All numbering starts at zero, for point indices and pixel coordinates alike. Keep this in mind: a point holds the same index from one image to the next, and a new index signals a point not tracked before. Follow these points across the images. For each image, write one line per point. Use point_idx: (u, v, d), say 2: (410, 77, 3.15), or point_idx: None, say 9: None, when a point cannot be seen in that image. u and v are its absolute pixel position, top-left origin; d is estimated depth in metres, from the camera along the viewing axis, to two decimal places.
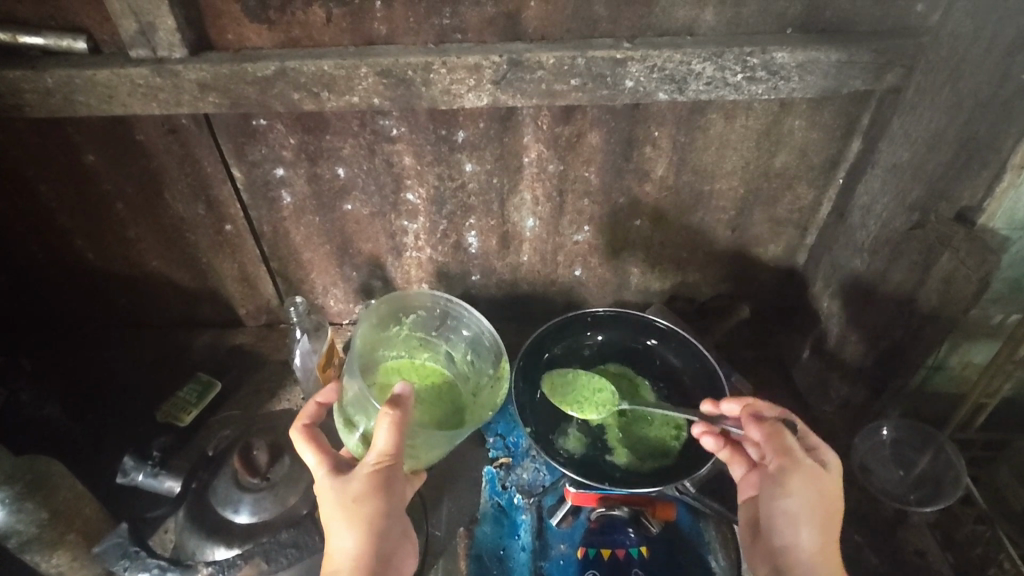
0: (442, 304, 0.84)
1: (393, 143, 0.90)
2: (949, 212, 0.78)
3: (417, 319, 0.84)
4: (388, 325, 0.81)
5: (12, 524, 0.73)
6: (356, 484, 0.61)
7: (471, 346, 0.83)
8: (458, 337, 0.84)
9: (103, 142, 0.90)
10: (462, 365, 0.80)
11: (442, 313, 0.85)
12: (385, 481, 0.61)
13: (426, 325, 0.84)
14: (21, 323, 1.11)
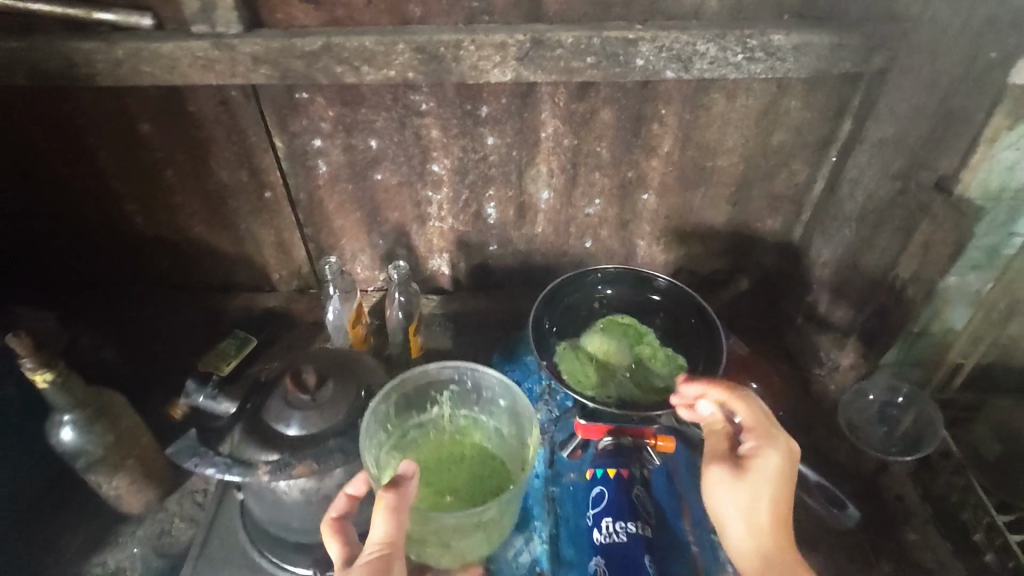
0: (469, 376, 0.81)
1: (422, 117, 0.99)
2: (929, 179, 0.85)
3: (454, 396, 0.83)
4: (427, 407, 0.82)
5: (82, 444, 0.82)
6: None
7: (508, 416, 0.81)
8: (495, 410, 0.81)
9: (160, 112, 0.99)
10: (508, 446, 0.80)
11: (472, 386, 0.82)
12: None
13: (464, 401, 0.83)
14: (69, 280, 1.19)
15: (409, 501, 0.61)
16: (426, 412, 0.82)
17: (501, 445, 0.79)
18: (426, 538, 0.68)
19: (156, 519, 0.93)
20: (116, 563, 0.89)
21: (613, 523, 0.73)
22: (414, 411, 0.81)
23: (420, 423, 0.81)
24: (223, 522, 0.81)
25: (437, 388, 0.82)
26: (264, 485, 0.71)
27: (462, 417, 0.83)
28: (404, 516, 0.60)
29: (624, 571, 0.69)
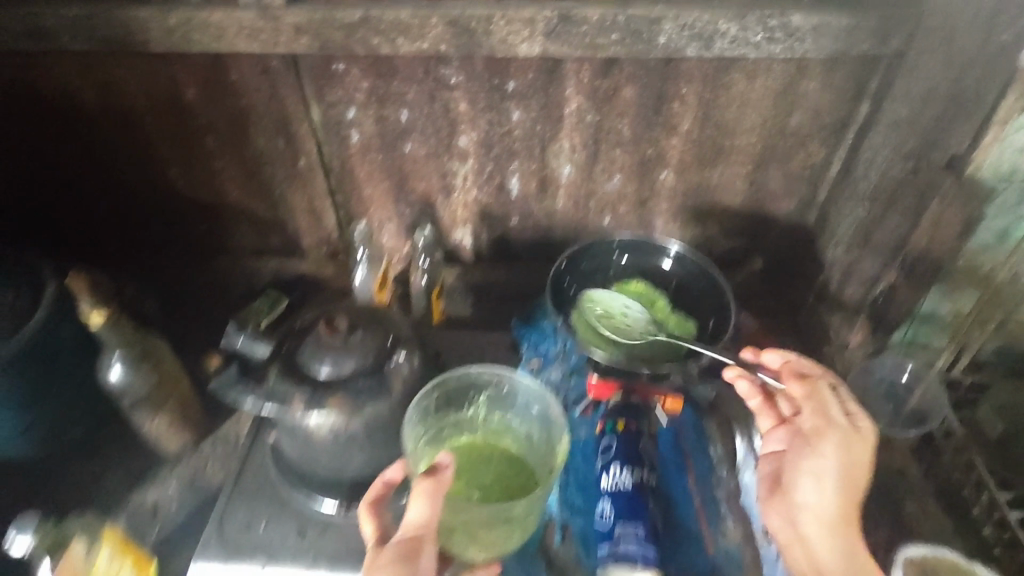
0: (506, 379, 0.82)
1: (451, 90, 1.04)
2: (940, 159, 0.87)
3: (490, 399, 0.82)
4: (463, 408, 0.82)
5: (129, 382, 0.89)
6: (387, 555, 0.63)
7: (543, 422, 0.80)
8: (530, 415, 0.81)
9: (206, 80, 1.03)
10: (540, 450, 0.77)
11: (509, 391, 0.82)
12: (414, 555, 0.63)
13: (500, 405, 0.82)
14: (111, 241, 1.24)
15: (444, 488, 0.66)
16: (461, 413, 0.81)
17: (534, 449, 0.77)
18: (455, 528, 0.69)
19: (191, 462, 1.00)
20: (154, 499, 0.95)
21: (621, 470, 0.78)
22: (450, 411, 0.81)
23: (455, 422, 0.80)
24: (255, 460, 0.87)
25: (475, 390, 0.82)
26: (297, 424, 0.76)
27: (497, 420, 0.81)
28: (440, 501, 0.64)
29: (630, 513, 0.74)
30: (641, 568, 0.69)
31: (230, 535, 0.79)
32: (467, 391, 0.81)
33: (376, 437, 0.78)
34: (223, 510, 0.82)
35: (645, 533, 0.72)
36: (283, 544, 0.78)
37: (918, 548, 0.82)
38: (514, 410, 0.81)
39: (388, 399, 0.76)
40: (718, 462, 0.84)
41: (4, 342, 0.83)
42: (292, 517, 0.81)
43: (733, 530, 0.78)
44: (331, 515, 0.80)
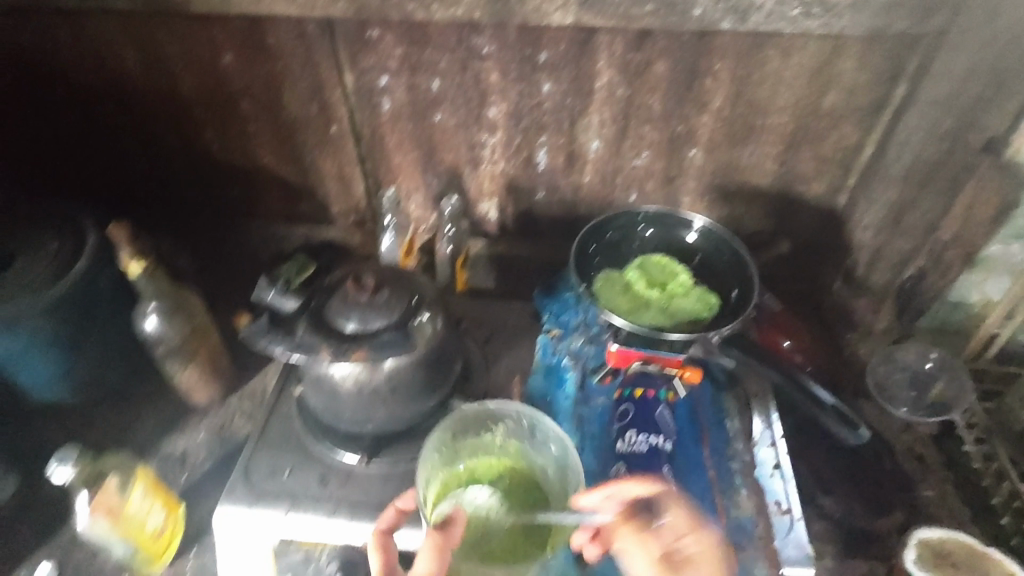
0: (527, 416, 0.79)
1: (483, 60, 1.04)
2: (978, 141, 0.87)
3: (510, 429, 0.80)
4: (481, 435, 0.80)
5: (163, 332, 0.93)
6: None
7: (560, 460, 0.77)
8: (547, 452, 0.78)
9: (243, 44, 1.04)
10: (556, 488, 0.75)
11: (529, 424, 0.79)
12: None
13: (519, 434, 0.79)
14: (147, 200, 1.27)
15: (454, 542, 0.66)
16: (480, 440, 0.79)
17: (549, 486, 0.74)
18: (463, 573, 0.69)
19: (218, 413, 1.03)
20: (183, 447, 0.99)
21: (637, 437, 0.85)
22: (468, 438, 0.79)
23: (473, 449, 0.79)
24: (280, 411, 0.89)
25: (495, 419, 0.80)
26: (321, 373, 0.79)
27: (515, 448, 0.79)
28: (448, 556, 0.64)
29: (644, 475, 0.81)
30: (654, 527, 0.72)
31: (254, 481, 0.81)
32: (486, 421, 0.79)
33: (399, 393, 0.80)
34: (249, 457, 0.84)
35: None
36: (305, 492, 0.80)
37: (934, 530, 0.84)
38: (532, 443, 0.78)
39: (412, 356, 0.78)
40: (735, 435, 0.85)
41: (46, 289, 0.86)
42: (314, 467, 0.83)
43: (746, 500, 0.79)
44: (352, 466, 0.83)
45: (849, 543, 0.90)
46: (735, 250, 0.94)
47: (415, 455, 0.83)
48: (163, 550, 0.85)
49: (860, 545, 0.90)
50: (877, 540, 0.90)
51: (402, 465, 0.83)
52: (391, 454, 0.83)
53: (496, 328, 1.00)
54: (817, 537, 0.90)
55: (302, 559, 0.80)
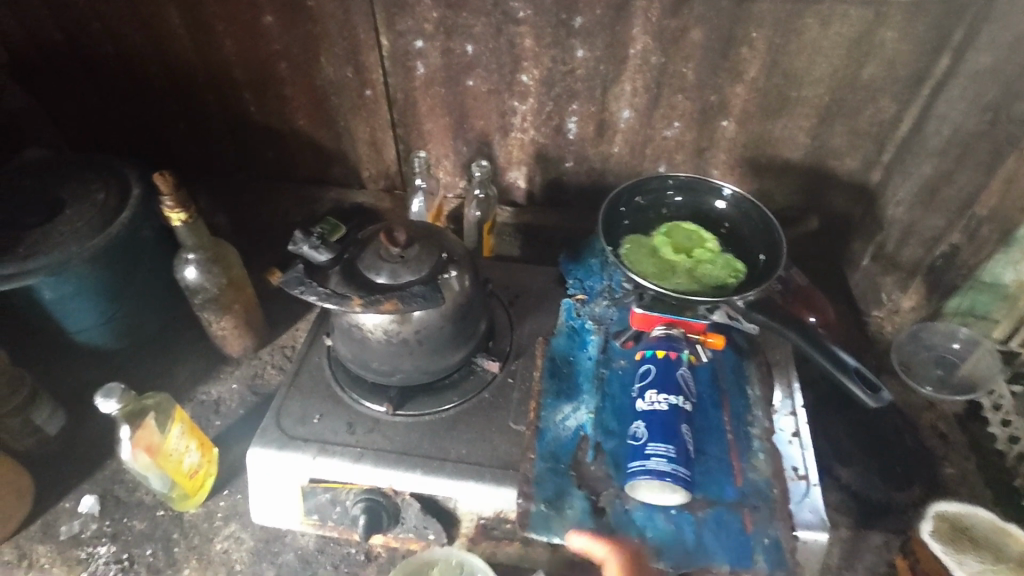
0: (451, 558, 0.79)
1: (518, 25, 1.04)
2: (1021, 111, 0.84)
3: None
4: None
5: (201, 282, 0.96)
6: None
7: None
8: None
9: (283, 5, 1.05)
10: None
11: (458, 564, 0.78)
12: None
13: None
14: (187, 159, 1.31)
15: None
16: None
17: None
18: None
19: (251, 364, 1.07)
20: (217, 395, 1.03)
21: (658, 395, 0.79)
22: None
23: None
24: (311, 361, 0.93)
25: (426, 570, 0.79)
26: (353, 323, 0.81)
27: None
28: None
29: (662, 434, 0.75)
30: (669, 483, 0.72)
31: (285, 424, 0.84)
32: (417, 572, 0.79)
33: (427, 344, 0.83)
34: (281, 403, 0.87)
35: (676, 454, 0.73)
36: (334, 437, 0.83)
37: (949, 505, 0.86)
38: None
39: (439, 308, 0.80)
40: (754, 401, 0.85)
41: (93, 237, 0.89)
42: (342, 414, 0.86)
43: (763, 464, 0.79)
44: (379, 415, 0.85)
45: (866, 515, 0.89)
46: (764, 218, 0.94)
47: (439, 408, 0.86)
48: (196, 488, 0.90)
49: (878, 517, 0.90)
50: (895, 513, 0.90)
51: (427, 416, 0.85)
52: (416, 406, 0.86)
53: (520, 291, 1.02)
54: (834, 508, 0.90)
55: (329, 500, 0.81)
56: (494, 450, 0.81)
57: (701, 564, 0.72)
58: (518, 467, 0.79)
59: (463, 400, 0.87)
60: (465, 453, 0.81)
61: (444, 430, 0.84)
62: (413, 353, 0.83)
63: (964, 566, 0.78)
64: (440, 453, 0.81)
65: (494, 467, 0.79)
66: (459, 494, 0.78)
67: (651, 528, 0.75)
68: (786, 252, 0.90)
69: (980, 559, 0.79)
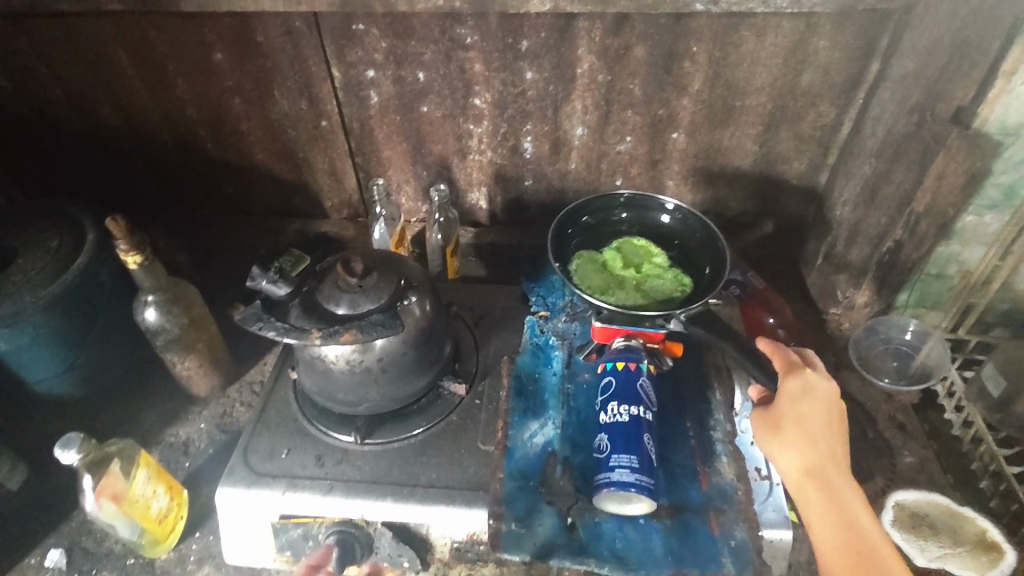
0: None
1: (466, 50, 1.05)
2: (945, 112, 0.88)
3: None
4: None
5: (162, 323, 0.96)
6: None
7: None
8: None
9: (232, 42, 1.06)
10: None
11: None
12: None
13: None
14: (146, 197, 1.30)
15: None
16: None
17: None
18: None
19: (219, 403, 1.06)
20: (185, 435, 1.02)
21: (619, 406, 0.80)
22: None
23: None
24: (277, 396, 0.93)
25: None
26: (316, 355, 0.81)
27: None
28: None
29: (624, 445, 0.76)
30: (634, 493, 0.73)
31: (252, 461, 0.84)
32: None
33: (391, 371, 0.83)
34: (248, 440, 0.87)
35: (639, 463, 0.75)
36: (303, 471, 0.83)
37: (908, 493, 0.92)
38: None
39: (400, 334, 0.81)
40: (716, 406, 0.87)
41: (47, 285, 0.88)
42: (310, 447, 0.86)
43: (726, 467, 0.81)
44: (347, 446, 0.85)
45: None
46: (707, 228, 0.98)
47: (408, 433, 0.86)
48: (167, 533, 0.88)
49: None
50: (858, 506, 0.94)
51: (396, 443, 0.86)
52: (385, 434, 0.86)
53: (485, 311, 1.03)
54: None
55: (301, 535, 0.81)
56: (465, 472, 0.82)
57: (670, 571, 0.73)
58: (488, 487, 0.80)
59: (430, 424, 0.87)
60: (435, 478, 0.82)
61: (414, 455, 0.85)
62: (379, 382, 0.83)
63: (925, 553, 0.87)
64: (411, 479, 0.82)
65: (465, 489, 0.80)
66: (431, 519, 0.79)
67: (621, 539, 0.76)
68: (729, 262, 0.93)
69: (941, 544, 0.88)
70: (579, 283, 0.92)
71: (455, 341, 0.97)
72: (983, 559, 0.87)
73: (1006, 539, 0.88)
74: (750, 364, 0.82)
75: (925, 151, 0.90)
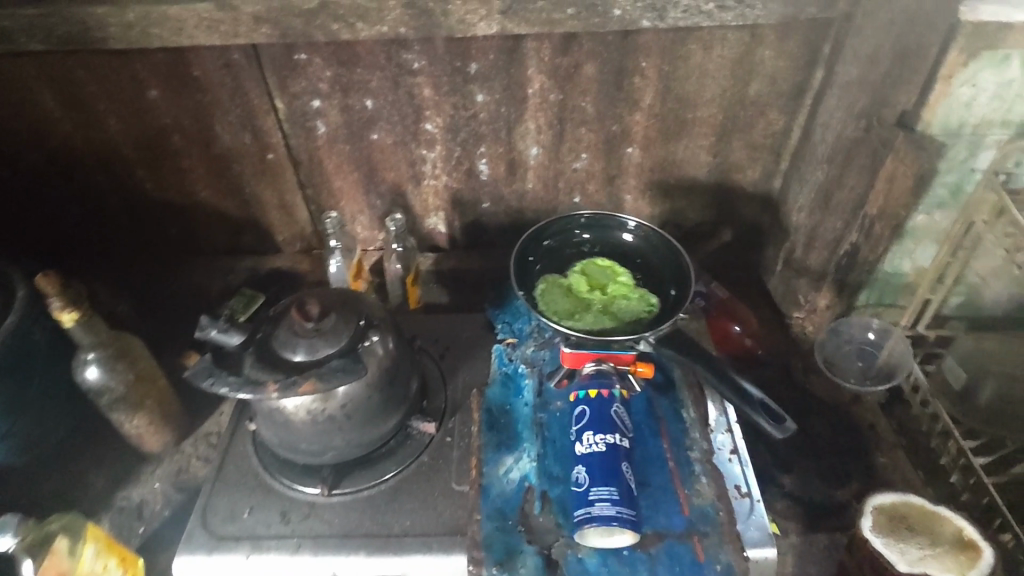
0: None
1: (414, 76, 1.03)
2: (891, 117, 0.90)
3: None
4: None
5: (105, 381, 0.90)
6: None
7: None
8: None
9: (166, 78, 1.01)
10: None
11: None
12: None
13: None
14: (83, 244, 1.23)
15: None
16: None
17: None
18: None
19: (172, 460, 1.00)
20: (138, 497, 0.95)
21: (594, 436, 0.79)
22: None
23: None
24: (236, 450, 0.88)
25: None
26: (274, 407, 0.77)
27: None
28: None
29: (602, 477, 0.75)
30: (616, 527, 0.72)
31: (212, 524, 0.79)
32: None
33: (356, 418, 0.79)
34: (206, 501, 0.82)
35: (618, 495, 0.73)
36: (267, 531, 0.78)
37: (886, 495, 0.86)
38: None
39: (363, 378, 0.77)
40: (691, 424, 0.86)
41: None
42: (273, 503, 0.81)
43: (706, 487, 0.80)
44: (314, 498, 0.81)
45: (811, 518, 0.94)
46: (669, 244, 0.97)
47: (378, 479, 0.83)
48: None
49: (821, 518, 0.94)
50: (837, 511, 0.94)
51: (366, 491, 0.82)
52: (353, 481, 0.82)
53: (450, 341, 1.01)
54: (782, 516, 0.94)
55: None
56: (440, 517, 0.80)
57: None
58: (466, 531, 0.78)
59: (402, 467, 0.84)
60: (410, 525, 0.79)
61: (386, 502, 0.81)
62: (345, 430, 0.80)
63: (906, 557, 0.80)
64: (384, 529, 0.78)
65: (441, 535, 0.78)
66: (408, 569, 0.76)
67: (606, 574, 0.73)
68: (693, 278, 0.93)
69: (921, 546, 0.81)
70: (545, 309, 0.90)
71: (421, 377, 0.94)
72: (961, 559, 0.81)
73: (983, 537, 0.83)
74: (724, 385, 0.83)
75: (874, 155, 0.91)
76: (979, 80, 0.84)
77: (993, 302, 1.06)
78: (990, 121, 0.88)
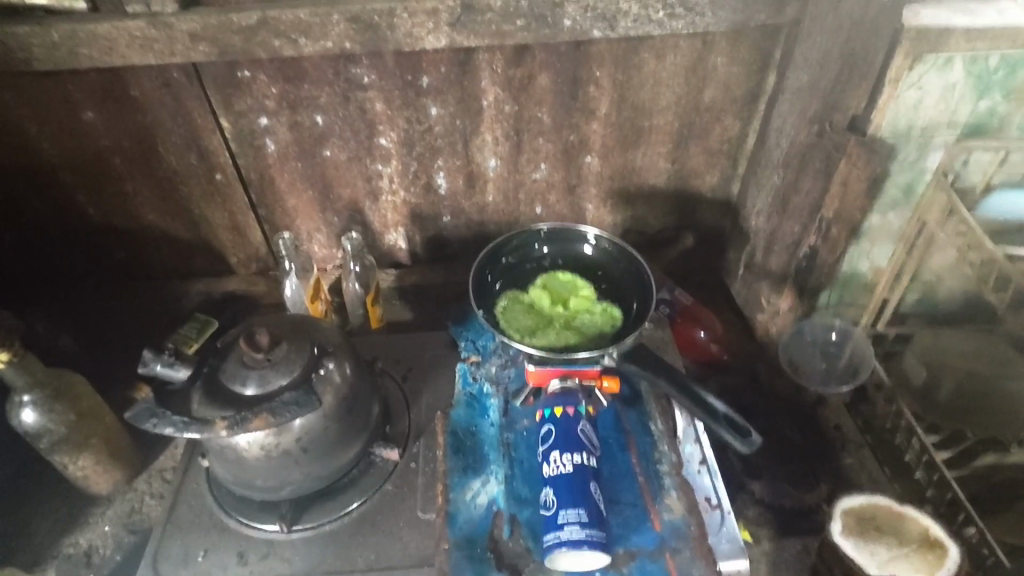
0: None
1: (365, 90, 1.00)
2: (842, 121, 0.90)
3: None
4: None
5: (43, 424, 0.84)
6: None
7: None
8: None
9: (102, 99, 0.96)
10: None
11: None
12: None
13: None
14: (23, 275, 1.16)
15: None
16: None
17: None
18: None
19: (125, 500, 0.94)
20: (87, 543, 0.90)
21: (562, 456, 0.77)
22: None
23: None
24: (189, 489, 0.84)
25: None
26: (225, 444, 0.73)
27: None
28: None
29: (571, 498, 0.73)
30: (586, 550, 0.70)
31: (163, 569, 0.76)
32: None
33: (313, 450, 0.76)
34: (158, 545, 0.78)
35: (588, 517, 0.72)
36: (223, 573, 0.75)
37: (856, 497, 0.86)
38: None
39: (319, 410, 0.74)
40: (660, 437, 0.85)
41: None
42: (230, 543, 0.78)
43: (676, 502, 0.79)
44: (273, 536, 0.78)
45: (782, 523, 0.94)
46: (630, 255, 0.97)
47: (341, 512, 0.80)
48: None
49: (792, 522, 0.94)
50: (807, 515, 0.95)
51: (328, 524, 0.79)
52: (314, 516, 0.79)
53: (413, 362, 0.99)
54: (754, 522, 0.94)
55: None
56: (407, 547, 0.77)
57: None
58: (434, 561, 0.76)
59: (365, 498, 0.81)
60: (374, 559, 0.76)
61: (349, 536, 0.78)
62: (302, 464, 0.76)
63: (877, 558, 0.80)
64: (347, 565, 0.76)
65: (408, 566, 0.76)
66: None
67: None
68: (655, 289, 0.93)
69: (890, 547, 0.82)
70: (507, 327, 0.88)
71: (383, 400, 0.91)
72: (929, 559, 0.81)
73: (951, 536, 0.82)
74: (691, 397, 0.82)
75: (828, 159, 0.92)
76: (925, 83, 0.85)
77: (948, 295, 1.07)
78: (938, 121, 0.89)
